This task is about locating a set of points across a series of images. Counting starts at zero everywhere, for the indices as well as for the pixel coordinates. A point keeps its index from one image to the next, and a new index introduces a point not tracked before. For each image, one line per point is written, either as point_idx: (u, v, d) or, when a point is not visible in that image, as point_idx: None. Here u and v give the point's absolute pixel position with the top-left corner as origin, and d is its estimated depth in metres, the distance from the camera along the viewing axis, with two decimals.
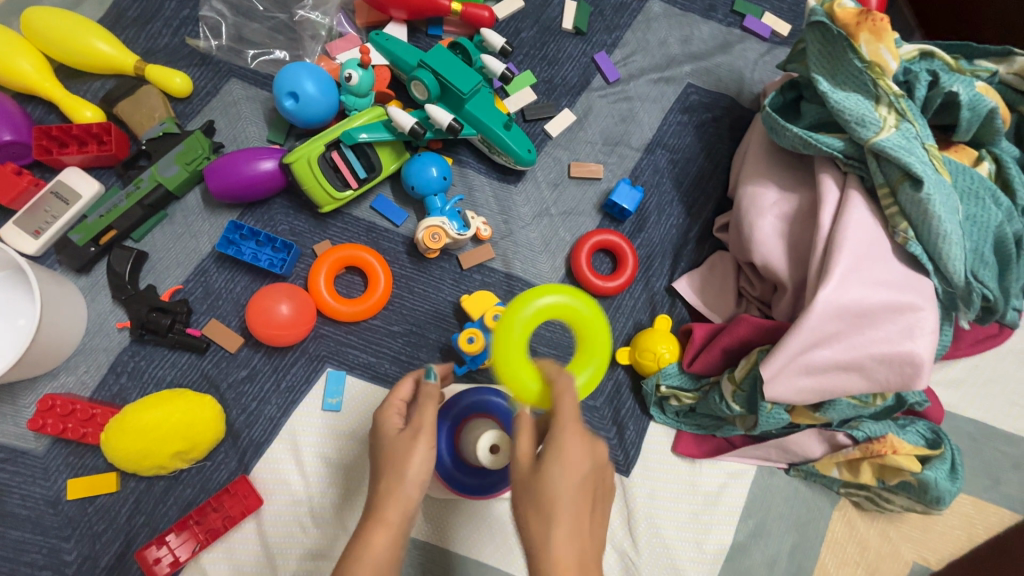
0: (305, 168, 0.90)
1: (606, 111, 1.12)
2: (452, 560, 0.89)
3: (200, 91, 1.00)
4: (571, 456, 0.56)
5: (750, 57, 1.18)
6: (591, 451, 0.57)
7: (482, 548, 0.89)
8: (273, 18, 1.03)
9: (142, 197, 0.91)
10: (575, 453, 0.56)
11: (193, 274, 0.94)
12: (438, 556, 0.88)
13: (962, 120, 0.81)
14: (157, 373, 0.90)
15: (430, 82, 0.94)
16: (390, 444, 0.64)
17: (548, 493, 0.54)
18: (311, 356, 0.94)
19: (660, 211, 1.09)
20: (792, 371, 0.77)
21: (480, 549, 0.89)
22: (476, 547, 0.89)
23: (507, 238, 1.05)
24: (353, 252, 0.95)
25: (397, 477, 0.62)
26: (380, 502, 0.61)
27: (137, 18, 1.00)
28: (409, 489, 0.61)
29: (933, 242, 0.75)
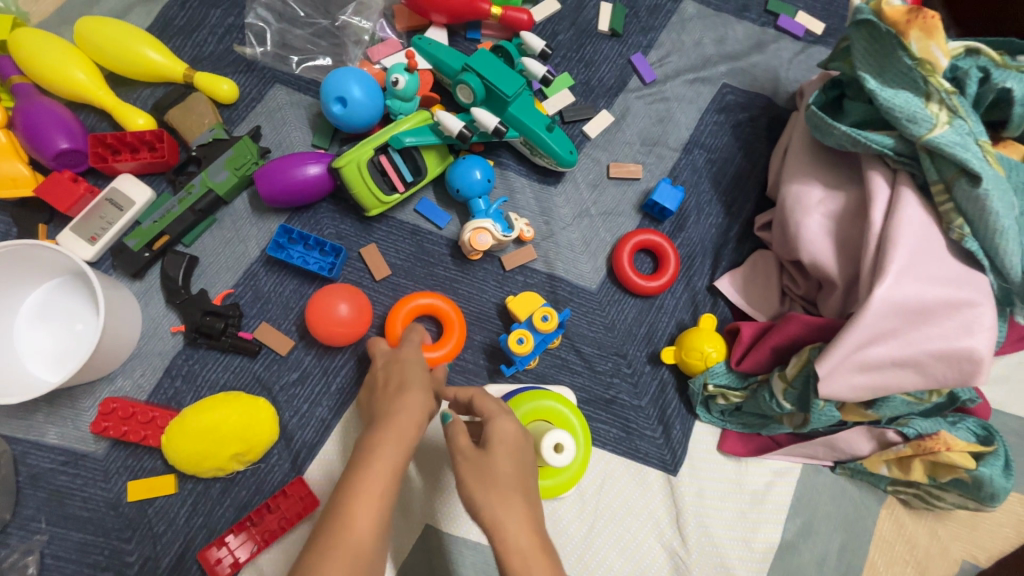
0: (354, 172, 0.92)
1: (643, 112, 1.13)
2: None
3: (246, 97, 1.01)
4: (506, 437, 0.62)
5: (784, 56, 1.18)
6: (524, 437, 0.64)
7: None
8: (315, 24, 1.04)
9: (193, 203, 0.93)
10: (508, 433, 0.62)
11: (243, 278, 0.95)
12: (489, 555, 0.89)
13: (1013, 116, 0.81)
14: (211, 376, 0.91)
15: (476, 85, 0.96)
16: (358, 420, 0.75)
17: (495, 462, 0.59)
18: (360, 358, 0.95)
19: (699, 211, 1.09)
20: (847, 368, 0.78)
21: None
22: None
23: (548, 240, 1.06)
24: (433, 302, 0.94)
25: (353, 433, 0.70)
26: None
27: (184, 27, 1.02)
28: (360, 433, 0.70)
29: (990, 238, 0.75)
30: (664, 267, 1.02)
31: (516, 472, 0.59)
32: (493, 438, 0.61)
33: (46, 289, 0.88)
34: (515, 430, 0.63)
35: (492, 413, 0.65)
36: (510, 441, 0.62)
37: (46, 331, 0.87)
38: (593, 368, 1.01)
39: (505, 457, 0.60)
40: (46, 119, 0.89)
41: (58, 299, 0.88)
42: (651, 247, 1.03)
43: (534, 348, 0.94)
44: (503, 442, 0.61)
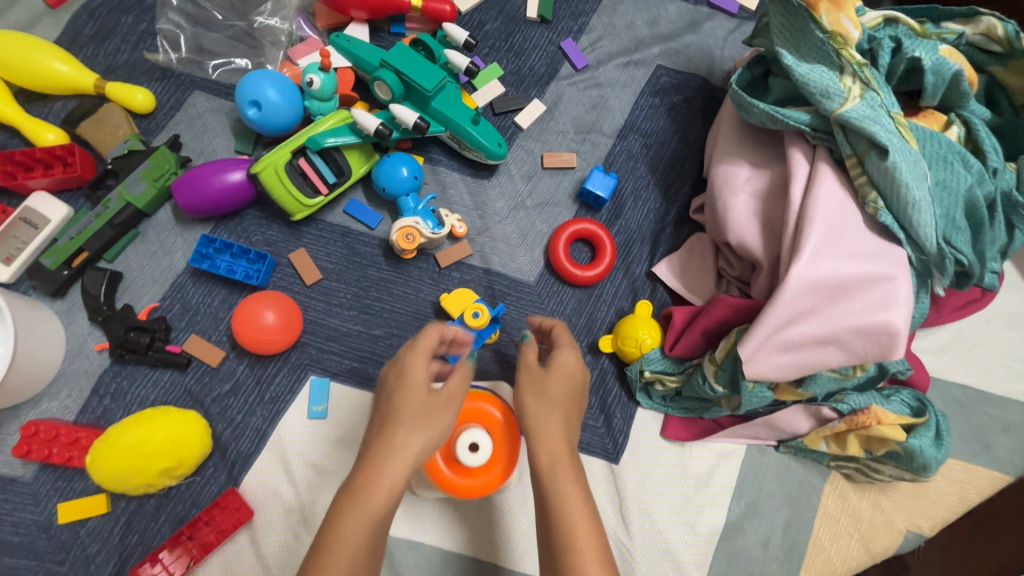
0: (273, 177, 0.90)
1: (576, 100, 1.11)
2: (448, 560, 0.88)
3: (164, 105, 0.99)
4: (567, 366, 0.72)
5: (719, 35, 1.17)
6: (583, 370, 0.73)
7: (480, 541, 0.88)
8: (232, 26, 1.02)
9: (111, 217, 0.91)
10: (569, 361, 0.72)
11: (170, 291, 0.94)
12: (433, 557, 0.88)
13: (926, 85, 0.80)
14: (140, 392, 0.90)
15: (392, 81, 0.93)
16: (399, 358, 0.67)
17: (550, 383, 0.69)
18: (294, 365, 0.95)
19: (636, 196, 1.08)
20: (769, 349, 0.78)
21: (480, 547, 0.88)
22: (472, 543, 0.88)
23: (483, 234, 1.04)
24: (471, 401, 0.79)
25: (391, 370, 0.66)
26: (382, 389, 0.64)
27: (95, 35, 0.99)
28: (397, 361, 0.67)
29: (903, 210, 0.74)
30: (601, 257, 1.01)
31: (570, 393, 0.69)
32: (557, 364, 0.72)
33: None
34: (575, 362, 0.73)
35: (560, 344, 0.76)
36: (565, 368, 0.71)
37: None
38: None
39: (562, 380, 0.70)
40: None
41: None
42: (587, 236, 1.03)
43: None
44: (563, 367, 0.71)
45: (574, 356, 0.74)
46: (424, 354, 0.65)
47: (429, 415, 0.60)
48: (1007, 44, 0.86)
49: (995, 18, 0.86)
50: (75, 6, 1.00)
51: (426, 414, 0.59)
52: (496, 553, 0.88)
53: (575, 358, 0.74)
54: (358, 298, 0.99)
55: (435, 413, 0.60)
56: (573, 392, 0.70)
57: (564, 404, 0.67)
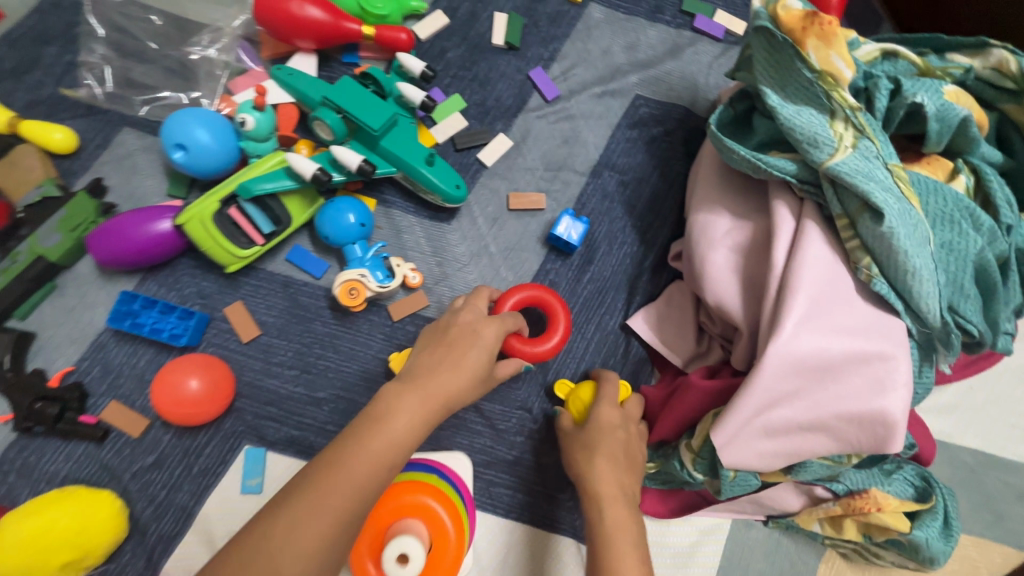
0: (199, 229, 0.82)
1: (546, 133, 1.02)
2: None
3: (89, 145, 0.90)
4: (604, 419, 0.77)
5: (703, 61, 1.07)
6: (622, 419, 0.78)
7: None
8: (166, 58, 0.93)
9: (19, 271, 0.81)
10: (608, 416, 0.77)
11: (89, 352, 0.85)
12: None
13: (929, 132, 0.71)
14: (49, 468, 0.80)
15: (333, 122, 0.85)
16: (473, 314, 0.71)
17: (592, 440, 0.75)
18: (227, 433, 0.85)
19: (611, 240, 0.99)
20: (750, 435, 0.68)
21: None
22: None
23: (442, 283, 0.95)
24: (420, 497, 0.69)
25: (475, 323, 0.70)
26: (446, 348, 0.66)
27: (14, 69, 0.91)
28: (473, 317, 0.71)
29: (902, 280, 0.64)
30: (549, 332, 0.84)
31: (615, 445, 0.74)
32: (598, 423, 0.77)
33: None
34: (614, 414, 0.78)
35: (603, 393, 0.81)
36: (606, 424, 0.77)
37: None
38: (496, 426, 0.91)
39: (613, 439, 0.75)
40: None
41: None
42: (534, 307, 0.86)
43: None
44: (602, 427, 0.76)
45: (614, 413, 0.78)
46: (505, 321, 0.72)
47: (471, 367, 0.65)
48: (1021, 80, 0.77)
49: (1007, 51, 0.77)
50: None
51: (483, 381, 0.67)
52: None
53: (614, 413, 0.78)
54: (301, 356, 0.90)
55: (504, 330, 0.71)
56: (627, 444, 0.75)
57: (607, 450, 0.73)
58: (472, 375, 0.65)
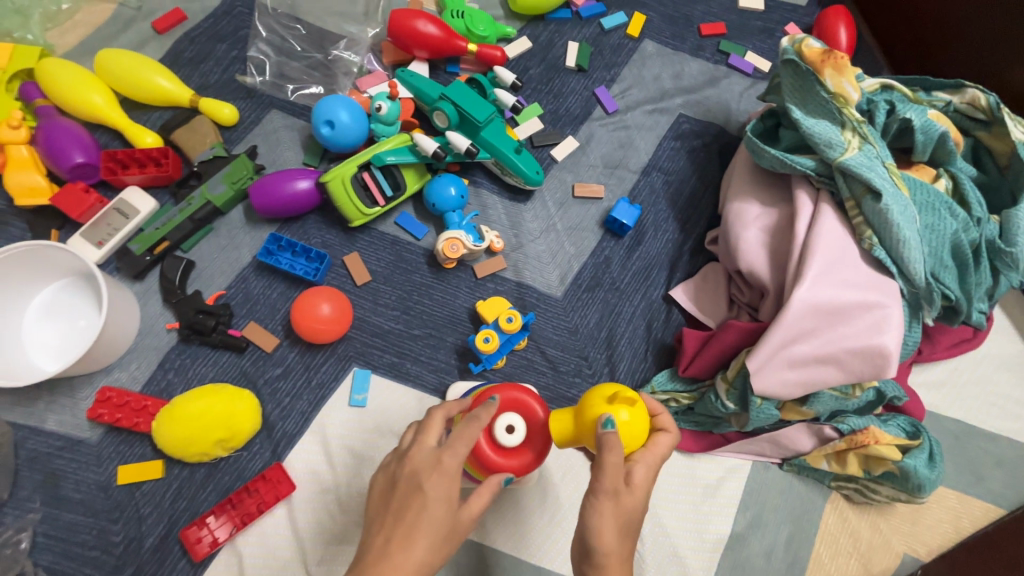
0: (339, 187, 1.02)
1: (606, 138, 1.25)
2: (479, 555, 0.94)
3: (246, 120, 1.12)
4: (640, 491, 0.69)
5: (735, 90, 1.31)
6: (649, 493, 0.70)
7: (516, 542, 0.95)
8: (310, 58, 1.18)
9: (193, 212, 1.02)
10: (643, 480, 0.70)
11: (235, 281, 1.04)
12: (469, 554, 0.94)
13: (916, 142, 0.93)
14: (200, 370, 0.99)
15: (450, 112, 1.08)
16: (423, 458, 0.66)
17: (630, 509, 0.67)
18: (340, 356, 1.04)
19: (656, 227, 1.20)
20: (777, 365, 0.87)
21: (524, 548, 0.95)
22: (515, 543, 0.95)
23: (517, 251, 1.15)
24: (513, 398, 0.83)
25: (432, 466, 0.65)
26: (408, 496, 0.64)
27: (193, 58, 1.14)
28: (423, 450, 0.67)
29: (895, 247, 0.85)
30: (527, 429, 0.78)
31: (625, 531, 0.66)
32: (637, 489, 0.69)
33: (57, 287, 0.98)
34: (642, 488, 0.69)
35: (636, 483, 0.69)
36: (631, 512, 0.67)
37: (52, 326, 0.96)
38: (557, 369, 1.09)
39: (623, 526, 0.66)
40: (64, 136, 0.99)
41: (67, 297, 0.98)
42: (512, 410, 0.81)
43: (499, 347, 1.03)
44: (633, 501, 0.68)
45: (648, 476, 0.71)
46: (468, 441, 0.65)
47: (442, 523, 0.63)
48: (989, 113, 0.99)
49: (978, 91, 1.00)
50: (179, 33, 1.15)
51: (453, 531, 0.64)
52: (513, 545, 0.95)
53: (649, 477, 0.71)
54: (401, 300, 1.09)
55: (456, 460, 0.65)
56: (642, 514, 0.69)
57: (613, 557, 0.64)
58: (432, 533, 0.62)
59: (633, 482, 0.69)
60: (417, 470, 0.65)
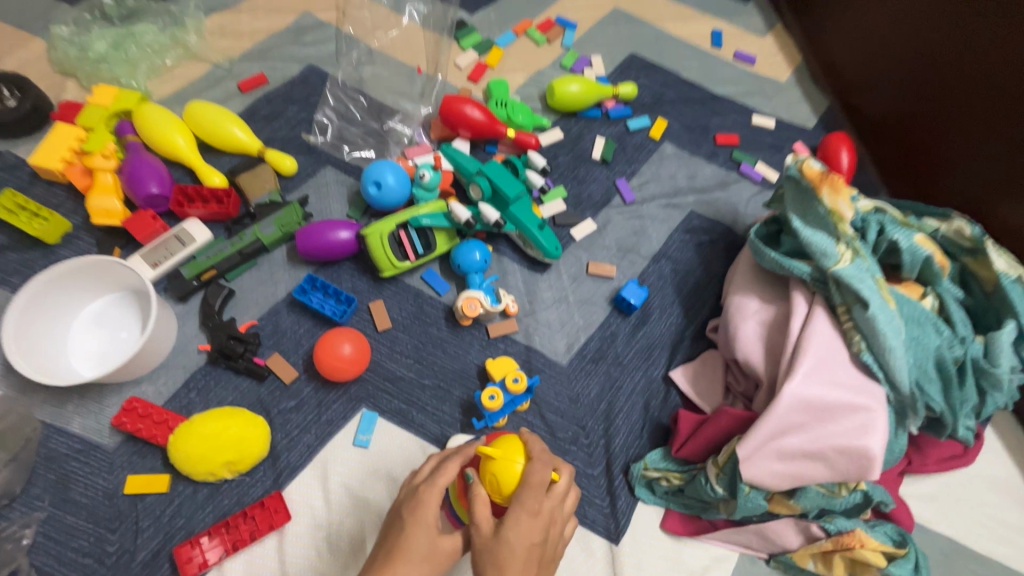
0: (377, 240, 1.13)
1: (622, 225, 1.36)
2: None
3: (303, 172, 1.26)
4: (520, 526, 0.67)
5: (744, 195, 1.43)
6: (542, 527, 0.68)
7: None
8: (367, 125, 1.34)
9: (242, 247, 1.13)
10: (525, 520, 0.68)
11: (267, 314, 1.13)
12: None
13: (904, 261, 1.03)
14: (221, 392, 1.05)
15: (485, 186, 1.20)
16: (409, 492, 0.74)
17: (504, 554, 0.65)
18: (351, 396, 1.09)
19: (661, 310, 1.28)
20: (766, 455, 0.91)
21: None
22: None
23: (530, 317, 1.23)
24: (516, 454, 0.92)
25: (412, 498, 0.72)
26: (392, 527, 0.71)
27: (267, 115, 1.30)
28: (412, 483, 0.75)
29: (882, 354, 0.91)
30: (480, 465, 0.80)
31: (516, 564, 0.65)
32: (508, 530, 0.66)
33: (107, 299, 1.07)
34: (532, 520, 0.68)
35: (511, 517, 0.68)
36: (511, 552, 0.65)
37: (96, 334, 1.05)
38: (555, 434, 1.13)
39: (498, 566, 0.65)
40: (145, 169, 1.12)
41: (114, 309, 1.07)
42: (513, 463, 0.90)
43: (503, 405, 1.08)
44: (512, 534, 0.66)
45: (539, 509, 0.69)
46: (439, 482, 0.72)
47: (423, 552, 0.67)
48: (974, 242, 1.07)
49: (964, 221, 1.08)
50: (259, 93, 1.33)
51: (433, 556, 0.68)
52: None
53: (536, 512, 0.68)
54: (416, 350, 1.16)
55: (433, 489, 0.71)
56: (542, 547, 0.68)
57: None
58: (413, 560, 0.67)
59: (503, 525, 0.67)
60: (403, 501, 0.73)
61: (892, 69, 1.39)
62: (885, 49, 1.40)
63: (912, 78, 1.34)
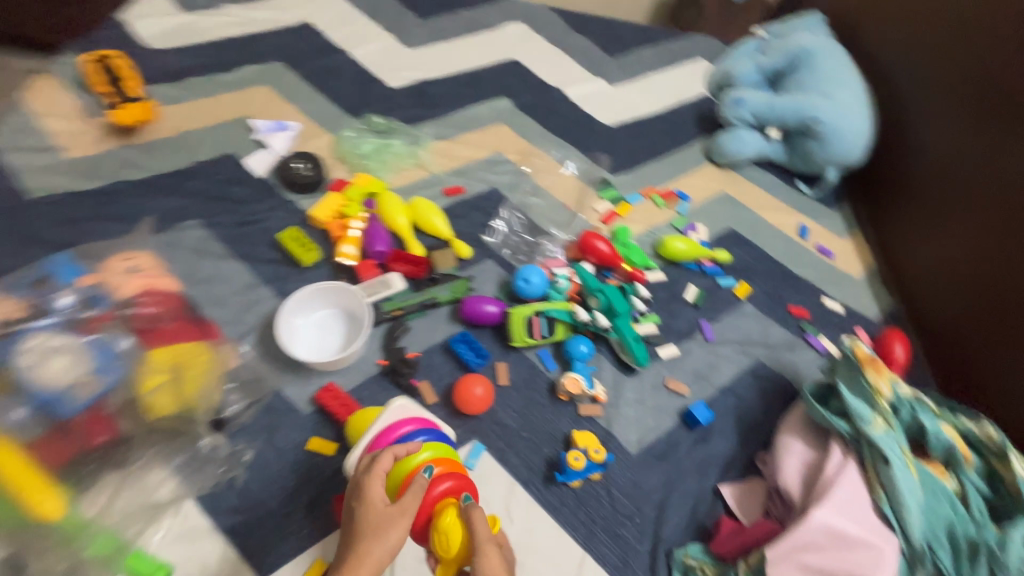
0: (517, 318, 1.54)
1: (700, 356, 1.69)
2: None
3: (473, 259, 1.74)
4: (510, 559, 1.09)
5: (806, 359, 1.73)
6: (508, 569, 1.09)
7: None
8: (523, 238, 1.83)
9: (424, 300, 1.58)
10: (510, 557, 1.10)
11: (426, 351, 1.54)
12: None
13: (931, 443, 1.27)
14: (383, 397, 1.44)
15: (602, 301, 1.59)
16: (361, 485, 1.09)
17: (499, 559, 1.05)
18: (469, 429, 1.44)
19: (721, 433, 1.55)
20: (789, 562, 1.13)
21: None
22: None
23: (613, 408, 1.55)
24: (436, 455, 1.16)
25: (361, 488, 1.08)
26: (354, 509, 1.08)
27: (458, 214, 1.83)
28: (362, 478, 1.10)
29: (897, 508, 1.15)
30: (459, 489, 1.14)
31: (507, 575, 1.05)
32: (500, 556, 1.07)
33: (326, 312, 1.54)
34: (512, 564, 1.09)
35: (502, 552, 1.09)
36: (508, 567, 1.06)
37: (315, 333, 1.50)
38: (615, 507, 1.39)
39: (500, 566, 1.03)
40: (379, 234, 1.64)
41: (329, 319, 1.53)
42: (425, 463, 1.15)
43: (583, 467, 1.38)
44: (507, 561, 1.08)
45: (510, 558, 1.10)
46: (380, 478, 1.08)
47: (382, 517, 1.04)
48: (1000, 446, 1.29)
49: (992, 427, 1.31)
50: (456, 198, 1.87)
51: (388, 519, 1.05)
52: None
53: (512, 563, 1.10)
54: (523, 408, 1.50)
55: (380, 478, 1.09)
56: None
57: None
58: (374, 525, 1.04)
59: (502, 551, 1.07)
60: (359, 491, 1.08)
61: (962, 286, 1.69)
62: (959, 268, 1.71)
63: (977, 298, 1.63)
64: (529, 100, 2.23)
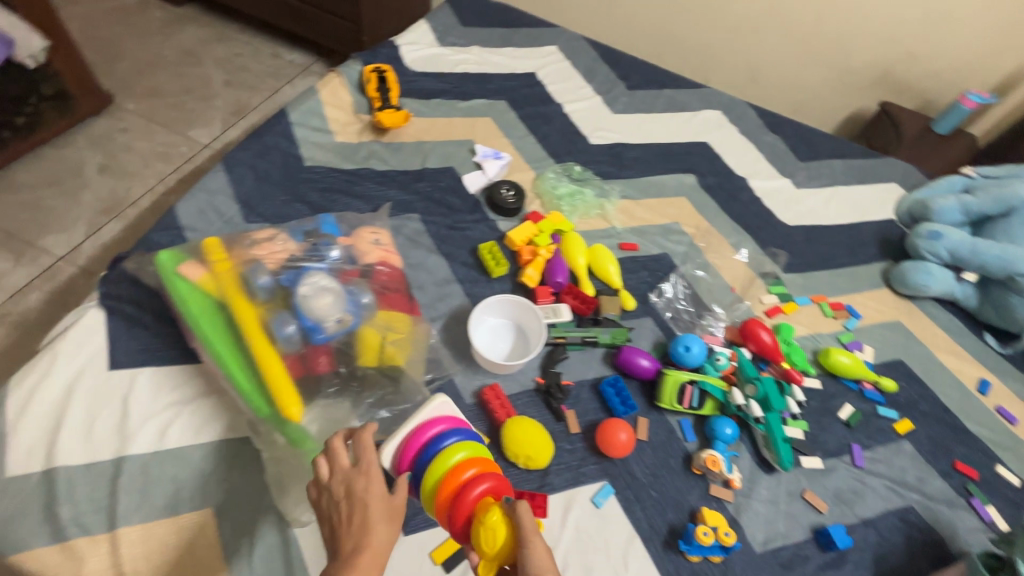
0: (671, 381, 1.60)
1: (845, 479, 1.62)
2: None
3: (635, 313, 1.84)
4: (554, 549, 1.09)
5: (966, 523, 1.59)
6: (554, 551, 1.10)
7: None
8: (685, 308, 1.90)
9: (586, 336, 1.70)
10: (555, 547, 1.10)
11: (578, 384, 1.65)
12: None
13: None
14: (533, 413, 1.57)
15: (760, 389, 1.59)
16: (346, 471, 1.11)
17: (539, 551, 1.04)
18: (603, 468, 1.51)
19: (854, 566, 1.47)
20: None
21: None
22: None
23: (744, 498, 1.53)
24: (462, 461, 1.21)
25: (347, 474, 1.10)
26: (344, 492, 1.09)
27: (630, 270, 1.96)
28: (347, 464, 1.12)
29: None
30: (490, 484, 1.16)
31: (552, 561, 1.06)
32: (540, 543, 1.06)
33: (501, 322, 1.74)
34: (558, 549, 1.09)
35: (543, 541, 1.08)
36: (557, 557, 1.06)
37: (488, 337, 1.69)
38: None
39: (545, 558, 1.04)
40: (560, 266, 1.79)
41: (502, 330, 1.72)
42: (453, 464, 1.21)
43: (709, 544, 1.38)
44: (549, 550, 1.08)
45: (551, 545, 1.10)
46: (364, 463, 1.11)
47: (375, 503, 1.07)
48: None
49: None
50: (630, 254, 2.00)
51: (389, 508, 1.07)
52: None
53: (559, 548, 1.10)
54: (656, 466, 1.54)
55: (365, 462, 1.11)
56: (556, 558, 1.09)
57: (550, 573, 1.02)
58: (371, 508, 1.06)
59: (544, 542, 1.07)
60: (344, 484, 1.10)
61: None
62: None
63: None
64: (715, 182, 2.34)
